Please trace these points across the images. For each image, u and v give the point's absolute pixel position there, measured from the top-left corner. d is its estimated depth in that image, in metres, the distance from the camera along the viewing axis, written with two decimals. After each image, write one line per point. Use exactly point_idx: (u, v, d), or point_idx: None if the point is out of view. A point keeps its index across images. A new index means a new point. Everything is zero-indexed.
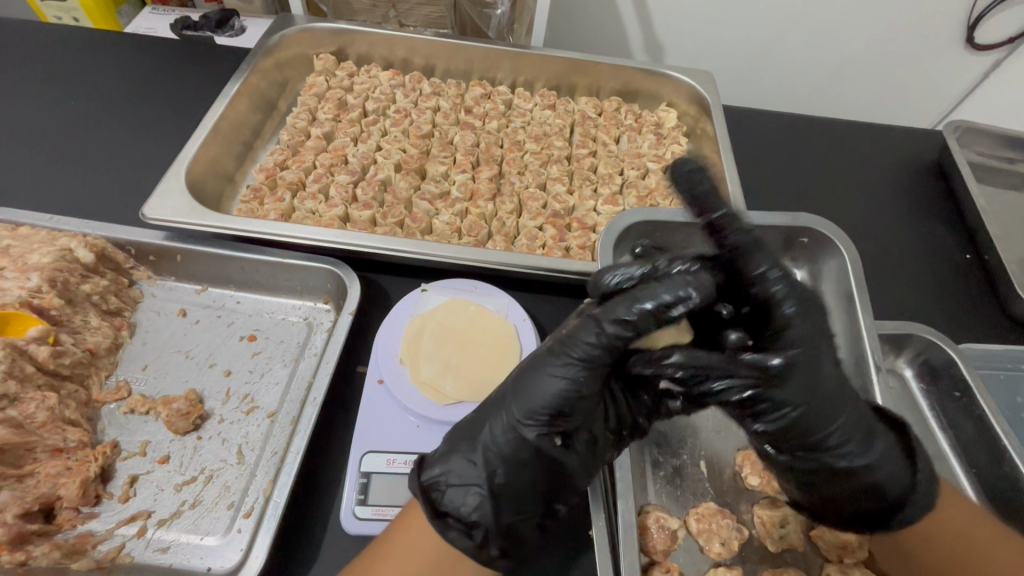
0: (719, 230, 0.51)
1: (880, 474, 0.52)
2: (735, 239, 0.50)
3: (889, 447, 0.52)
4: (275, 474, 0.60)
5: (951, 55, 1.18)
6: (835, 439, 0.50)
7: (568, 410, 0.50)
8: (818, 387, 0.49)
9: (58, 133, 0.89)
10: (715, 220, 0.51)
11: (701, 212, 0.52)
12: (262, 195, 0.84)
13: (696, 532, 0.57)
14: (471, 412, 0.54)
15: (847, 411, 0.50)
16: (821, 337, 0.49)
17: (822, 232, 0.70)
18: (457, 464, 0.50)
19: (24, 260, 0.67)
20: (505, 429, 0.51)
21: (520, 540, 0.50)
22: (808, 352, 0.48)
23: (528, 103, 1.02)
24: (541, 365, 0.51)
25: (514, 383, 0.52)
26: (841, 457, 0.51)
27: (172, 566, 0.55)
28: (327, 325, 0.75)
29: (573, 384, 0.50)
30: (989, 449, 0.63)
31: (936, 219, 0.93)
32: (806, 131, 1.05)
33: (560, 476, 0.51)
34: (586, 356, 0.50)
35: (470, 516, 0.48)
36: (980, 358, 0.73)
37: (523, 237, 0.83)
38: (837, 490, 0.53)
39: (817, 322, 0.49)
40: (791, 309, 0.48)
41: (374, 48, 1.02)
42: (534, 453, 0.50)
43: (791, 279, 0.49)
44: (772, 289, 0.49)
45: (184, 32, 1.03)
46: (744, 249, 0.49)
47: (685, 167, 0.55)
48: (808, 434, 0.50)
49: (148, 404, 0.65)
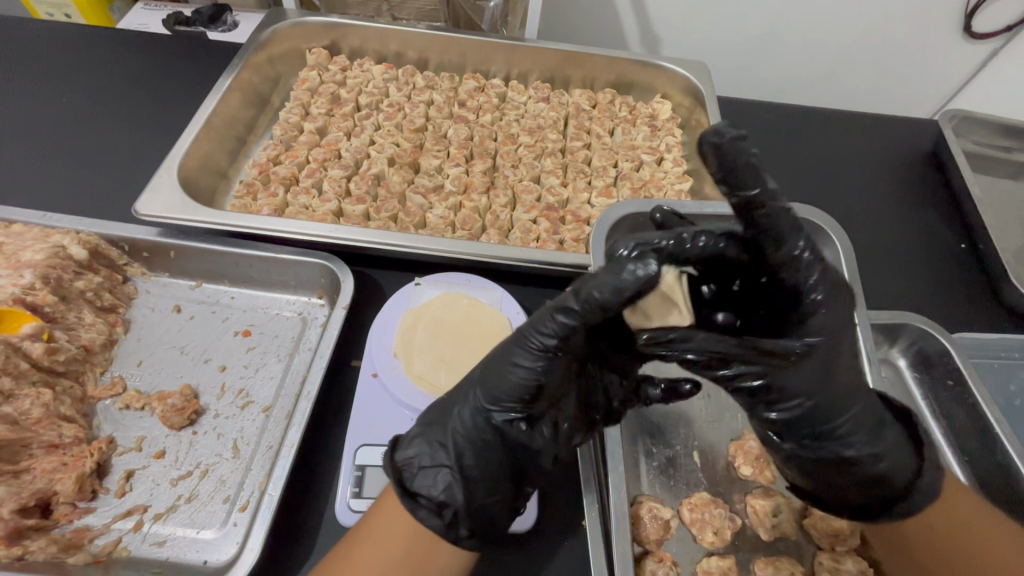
0: (758, 208, 0.44)
1: (887, 461, 0.51)
2: (777, 220, 0.44)
3: (898, 437, 0.52)
4: (269, 468, 0.61)
5: (947, 44, 1.17)
6: (847, 428, 0.50)
7: (535, 394, 0.50)
8: (834, 380, 0.48)
9: (50, 130, 0.89)
10: (758, 198, 0.43)
11: (735, 187, 0.43)
12: (255, 190, 0.84)
13: (689, 522, 0.57)
14: (443, 398, 0.55)
15: (861, 398, 0.50)
16: (846, 325, 0.48)
17: (815, 223, 0.70)
18: (427, 447, 0.51)
19: (17, 257, 0.67)
20: (473, 414, 0.51)
21: (491, 522, 0.50)
22: (831, 342, 0.47)
23: (522, 95, 1.01)
24: (506, 351, 0.51)
25: (482, 369, 0.53)
26: (847, 446, 0.51)
27: (169, 559, 0.56)
28: (321, 320, 0.75)
29: (537, 368, 0.49)
30: (982, 437, 0.63)
31: (931, 208, 0.93)
32: (801, 122, 1.05)
33: (528, 456, 0.52)
34: (550, 344, 0.48)
35: (439, 496, 0.49)
36: (975, 346, 0.73)
37: (517, 230, 0.83)
38: (841, 478, 0.52)
39: (844, 310, 0.47)
40: (819, 297, 0.46)
41: (367, 42, 1.02)
42: (502, 437, 0.51)
43: (824, 262, 0.46)
44: (807, 274, 0.46)
45: (176, 27, 1.03)
46: (779, 231, 0.45)
47: (722, 127, 0.43)
48: (818, 423, 0.50)
49: (143, 400, 0.66)
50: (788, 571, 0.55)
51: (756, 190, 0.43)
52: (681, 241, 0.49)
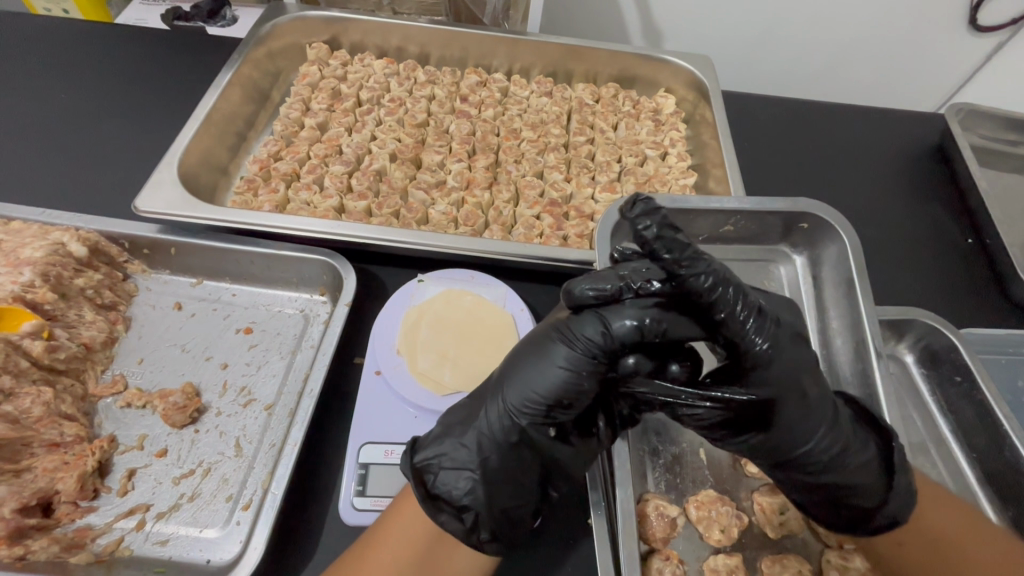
0: (676, 277, 0.42)
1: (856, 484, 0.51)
2: (702, 284, 0.42)
3: (868, 461, 0.51)
4: (272, 466, 0.60)
5: (953, 37, 1.16)
6: (809, 457, 0.50)
7: (567, 402, 0.49)
8: (790, 419, 0.49)
9: (49, 126, 0.88)
10: (673, 265, 0.42)
11: (651, 257, 0.42)
12: (256, 186, 0.84)
13: (696, 519, 0.56)
14: (467, 398, 0.54)
15: (821, 430, 0.50)
16: (797, 365, 0.48)
17: (823, 217, 0.69)
18: (451, 447, 0.51)
19: (16, 255, 0.67)
20: (502, 416, 0.50)
21: (512, 526, 0.50)
22: (780, 389, 0.48)
23: (524, 90, 1.00)
24: (543, 353, 0.50)
25: (513, 370, 0.51)
26: (812, 470, 0.51)
27: (172, 558, 0.55)
28: (323, 317, 0.74)
29: (572, 377, 0.48)
30: (990, 433, 0.63)
31: (937, 202, 0.92)
32: (805, 116, 1.04)
33: (551, 462, 0.51)
34: (590, 353, 0.48)
35: (461, 500, 0.49)
36: (982, 342, 0.72)
37: (520, 226, 0.83)
38: (810, 496, 0.53)
39: (790, 357, 0.48)
40: (763, 344, 0.46)
41: (368, 37, 1.01)
42: (529, 443, 0.50)
43: (763, 315, 0.46)
44: (747, 332, 0.45)
45: (174, 22, 1.02)
46: (708, 296, 0.43)
47: (633, 202, 0.42)
48: (777, 454, 0.51)
49: (145, 398, 0.65)
50: (795, 569, 0.55)
51: (671, 257, 0.42)
52: (625, 288, 0.48)
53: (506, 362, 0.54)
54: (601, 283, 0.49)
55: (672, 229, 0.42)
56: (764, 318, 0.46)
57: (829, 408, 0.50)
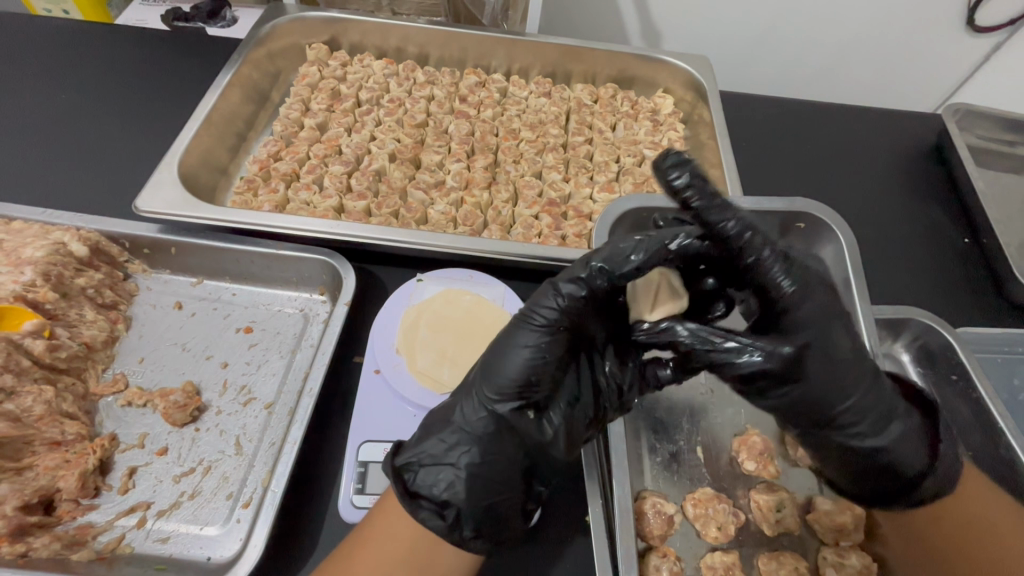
0: (707, 221, 0.49)
1: (895, 451, 0.54)
2: (729, 229, 0.49)
3: (906, 428, 0.54)
4: (272, 464, 0.61)
5: (950, 38, 1.17)
6: (850, 415, 0.51)
7: (537, 380, 0.49)
8: (829, 368, 0.49)
9: (49, 127, 0.88)
10: (703, 210, 0.49)
11: (683, 204, 0.50)
12: (255, 186, 0.84)
13: (693, 517, 0.57)
14: (448, 398, 0.55)
15: (861, 391, 0.51)
16: (832, 313, 0.50)
17: (819, 217, 0.69)
18: (430, 444, 0.51)
19: (18, 254, 0.67)
20: (476, 408, 0.51)
21: (497, 517, 0.49)
22: (820, 338, 0.49)
23: (523, 90, 1.01)
24: (507, 337, 0.51)
25: (483, 360, 0.52)
26: (853, 436, 0.53)
27: (173, 556, 0.56)
28: (323, 316, 0.75)
29: (537, 354, 0.49)
30: (985, 432, 0.63)
31: (933, 202, 0.93)
32: (804, 116, 1.04)
33: (533, 446, 0.50)
34: (547, 325, 0.50)
35: (441, 496, 0.49)
36: (978, 341, 0.73)
37: (519, 226, 0.83)
38: (849, 466, 0.55)
39: (825, 303, 0.49)
40: (791, 287, 0.49)
41: (367, 37, 1.01)
42: (504, 428, 0.50)
43: (788, 260, 0.50)
44: (773, 274, 0.49)
45: (173, 23, 1.02)
46: (736, 237, 0.49)
47: (666, 155, 0.50)
48: (817, 413, 0.51)
49: (145, 397, 0.65)
50: (791, 566, 0.55)
51: (700, 203, 0.49)
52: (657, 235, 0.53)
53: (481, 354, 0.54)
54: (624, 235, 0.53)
55: (702, 180, 0.50)
56: (791, 264, 0.50)
57: (865, 367, 0.51)
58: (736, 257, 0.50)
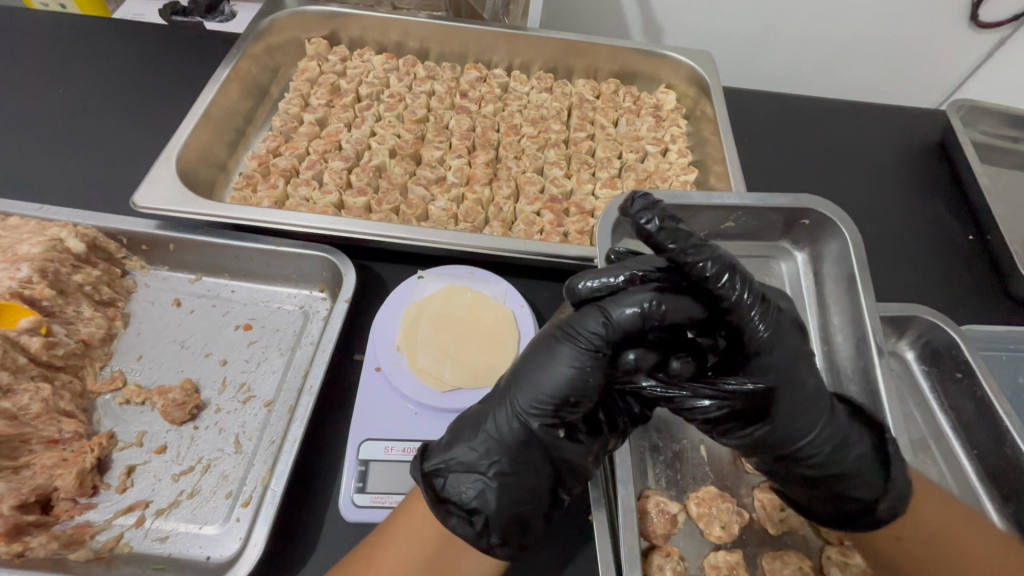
0: (683, 263, 0.46)
1: (853, 478, 0.51)
2: (707, 271, 0.46)
3: (864, 453, 0.51)
4: (272, 463, 0.60)
5: (955, 33, 1.16)
6: (809, 448, 0.50)
7: (576, 400, 0.49)
8: (793, 405, 0.49)
9: (45, 122, 0.87)
10: (679, 254, 0.46)
11: (658, 248, 0.46)
12: (254, 182, 0.83)
13: (696, 517, 0.56)
14: (475, 403, 0.54)
15: (821, 422, 0.50)
16: (798, 353, 0.49)
17: (824, 213, 0.68)
18: (461, 451, 0.50)
19: (14, 251, 0.66)
20: (510, 418, 0.50)
21: (522, 530, 0.48)
22: (784, 377, 0.48)
23: (525, 86, 1.00)
24: (548, 353, 0.50)
25: (519, 371, 0.51)
26: (809, 465, 0.51)
27: (172, 555, 0.55)
28: (323, 313, 0.74)
29: (579, 372, 0.48)
30: (990, 430, 0.63)
31: (938, 199, 0.92)
32: (807, 112, 1.03)
33: (562, 464, 0.50)
34: (593, 346, 0.48)
35: (471, 503, 0.48)
36: (983, 339, 0.72)
37: (521, 222, 0.82)
38: (809, 492, 0.53)
39: (791, 343, 0.49)
40: (765, 331, 0.48)
41: (367, 32, 1.00)
42: (540, 443, 0.49)
43: (765, 302, 0.48)
44: (749, 318, 0.48)
45: (172, 17, 1.03)
46: (715, 279, 0.46)
47: (633, 200, 0.48)
48: (776, 448, 0.51)
49: (143, 395, 0.65)
50: (796, 565, 0.55)
51: (675, 246, 0.46)
52: (635, 278, 0.50)
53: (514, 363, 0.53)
54: (603, 277, 0.51)
55: (671, 221, 0.47)
56: (766, 305, 0.48)
57: (828, 400, 0.50)
58: (714, 299, 0.47)
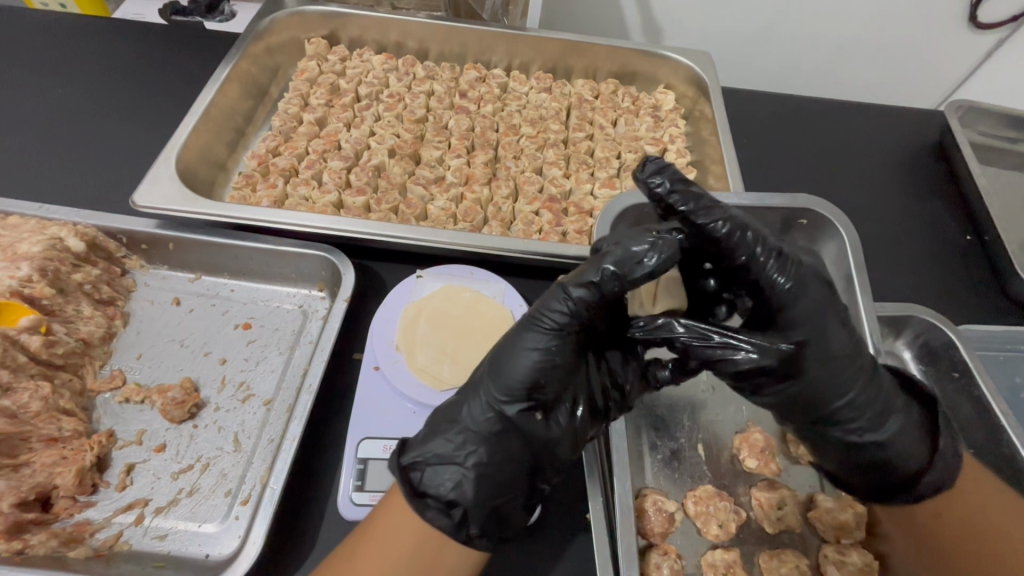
0: (695, 224, 0.49)
1: (893, 447, 0.54)
2: (719, 229, 0.49)
3: (906, 422, 0.54)
4: (271, 461, 0.60)
5: (954, 34, 1.16)
6: (844, 412, 0.52)
7: (545, 384, 0.50)
8: (825, 365, 0.51)
9: (45, 121, 0.87)
10: (690, 214, 0.49)
11: (671, 209, 0.50)
12: (254, 182, 0.83)
13: (694, 515, 0.56)
14: (449, 397, 0.54)
15: (857, 385, 0.52)
16: (825, 307, 0.51)
17: (822, 215, 0.69)
18: (436, 444, 0.50)
19: (13, 250, 0.67)
20: (483, 407, 0.50)
21: (502, 520, 0.49)
22: (811, 333, 0.50)
23: (524, 86, 1.00)
24: (515, 341, 0.51)
25: (490, 362, 0.52)
26: (851, 431, 0.53)
27: (171, 553, 0.55)
28: (322, 313, 0.75)
29: (547, 356, 0.49)
30: (987, 429, 0.63)
31: (936, 199, 0.92)
32: (806, 112, 1.04)
33: (538, 451, 0.50)
34: (559, 328, 0.49)
35: (449, 495, 0.47)
36: (980, 339, 0.73)
37: (520, 222, 0.83)
38: (847, 462, 0.55)
39: (815, 298, 0.50)
40: (787, 285, 0.50)
41: (367, 32, 1.01)
42: (514, 429, 0.50)
43: (783, 256, 0.50)
44: (768, 271, 0.50)
45: (172, 17, 1.02)
46: (727, 239, 0.49)
47: (646, 163, 0.51)
48: (814, 407, 0.52)
49: (143, 393, 0.65)
50: (793, 564, 0.55)
51: (687, 207, 0.49)
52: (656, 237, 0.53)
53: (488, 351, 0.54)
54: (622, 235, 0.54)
55: (683, 182, 0.50)
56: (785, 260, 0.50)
57: (861, 361, 0.52)
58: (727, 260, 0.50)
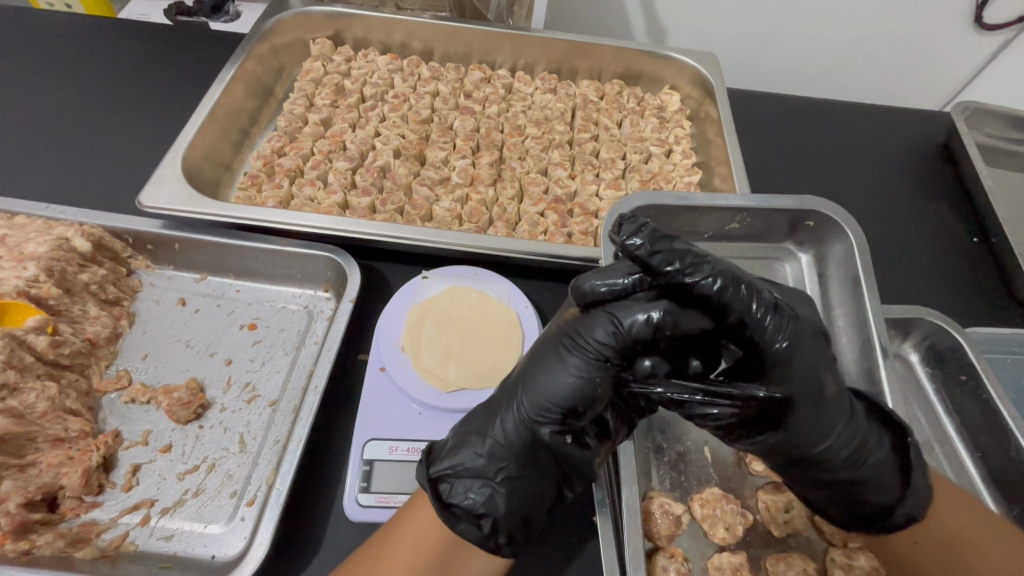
0: (685, 284, 0.46)
1: (867, 483, 0.51)
2: (709, 285, 0.46)
3: (882, 461, 0.51)
4: (277, 462, 0.60)
5: (960, 35, 1.15)
6: (827, 454, 0.50)
7: (583, 407, 0.48)
8: (806, 417, 0.49)
9: (50, 122, 0.87)
10: (677, 275, 0.46)
11: (655, 271, 0.46)
12: (259, 182, 0.83)
13: (700, 518, 0.56)
14: (481, 406, 0.54)
15: (838, 426, 0.50)
16: (818, 363, 0.49)
17: (829, 215, 0.68)
18: (467, 456, 0.50)
19: (21, 250, 0.67)
20: (518, 423, 0.50)
21: (528, 532, 0.49)
22: (802, 385, 0.48)
23: (528, 87, 1.00)
24: (553, 360, 0.50)
25: (526, 376, 0.51)
26: (825, 470, 0.51)
27: (177, 554, 0.55)
28: (327, 313, 0.74)
29: (585, 381, 0.48)
30: (994, 432, 0.63)
31: (942, 201, 0.92)
32: (811, 114, 1.03)
33: (568, 468, 0.50)
34: (600, 356, 0.48)
35: (479, 509, 0.48)
36: (987, 341, 0.72)
37: (525, 223, 0.82)
38: (819, 491, 0.53)
39: (810, 353, 0.48)
40: (785, 344, 0.47)
41: (372, 33, 1.01)
42: (547, 448, 0.49)
43: (778, 311, 0.48)
44: (764, 325, 0.47)
45: (178, 17, 1.03)
46: (719, 295, 0.46)
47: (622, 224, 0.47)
48: (797, 450, 0.50)
49: (149, 394, 0.65)
50: (800, 567, 0.54)
51: (674, 267, 0.46)
52: (644, 280, 0.49)
53: (520, 366, 0.53)
54: (610, 278, 0.50)
55: (663, 240, 0.47)
56: (781, 316, 0.48)
57: (843, 405, 0.50)
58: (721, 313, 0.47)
